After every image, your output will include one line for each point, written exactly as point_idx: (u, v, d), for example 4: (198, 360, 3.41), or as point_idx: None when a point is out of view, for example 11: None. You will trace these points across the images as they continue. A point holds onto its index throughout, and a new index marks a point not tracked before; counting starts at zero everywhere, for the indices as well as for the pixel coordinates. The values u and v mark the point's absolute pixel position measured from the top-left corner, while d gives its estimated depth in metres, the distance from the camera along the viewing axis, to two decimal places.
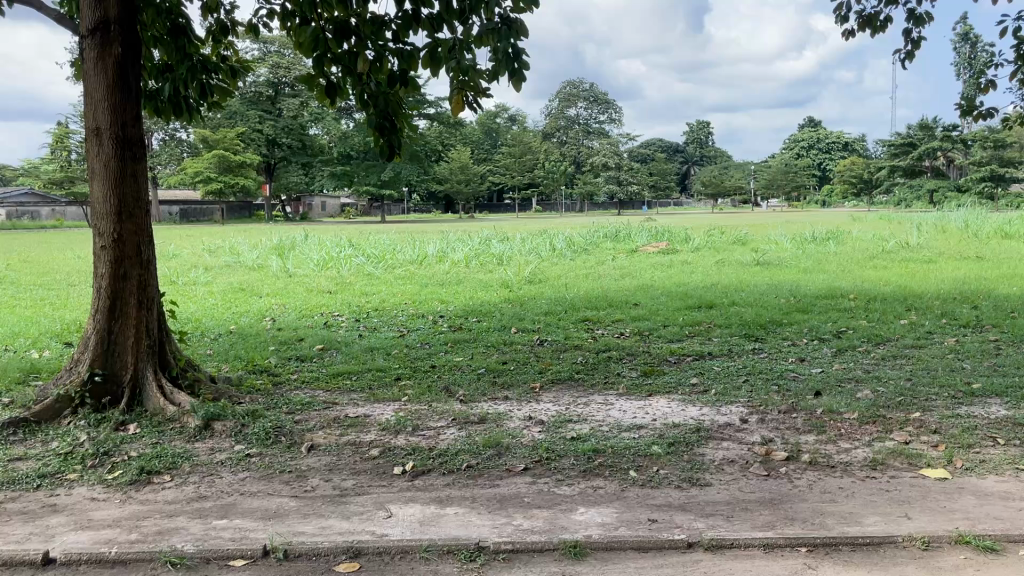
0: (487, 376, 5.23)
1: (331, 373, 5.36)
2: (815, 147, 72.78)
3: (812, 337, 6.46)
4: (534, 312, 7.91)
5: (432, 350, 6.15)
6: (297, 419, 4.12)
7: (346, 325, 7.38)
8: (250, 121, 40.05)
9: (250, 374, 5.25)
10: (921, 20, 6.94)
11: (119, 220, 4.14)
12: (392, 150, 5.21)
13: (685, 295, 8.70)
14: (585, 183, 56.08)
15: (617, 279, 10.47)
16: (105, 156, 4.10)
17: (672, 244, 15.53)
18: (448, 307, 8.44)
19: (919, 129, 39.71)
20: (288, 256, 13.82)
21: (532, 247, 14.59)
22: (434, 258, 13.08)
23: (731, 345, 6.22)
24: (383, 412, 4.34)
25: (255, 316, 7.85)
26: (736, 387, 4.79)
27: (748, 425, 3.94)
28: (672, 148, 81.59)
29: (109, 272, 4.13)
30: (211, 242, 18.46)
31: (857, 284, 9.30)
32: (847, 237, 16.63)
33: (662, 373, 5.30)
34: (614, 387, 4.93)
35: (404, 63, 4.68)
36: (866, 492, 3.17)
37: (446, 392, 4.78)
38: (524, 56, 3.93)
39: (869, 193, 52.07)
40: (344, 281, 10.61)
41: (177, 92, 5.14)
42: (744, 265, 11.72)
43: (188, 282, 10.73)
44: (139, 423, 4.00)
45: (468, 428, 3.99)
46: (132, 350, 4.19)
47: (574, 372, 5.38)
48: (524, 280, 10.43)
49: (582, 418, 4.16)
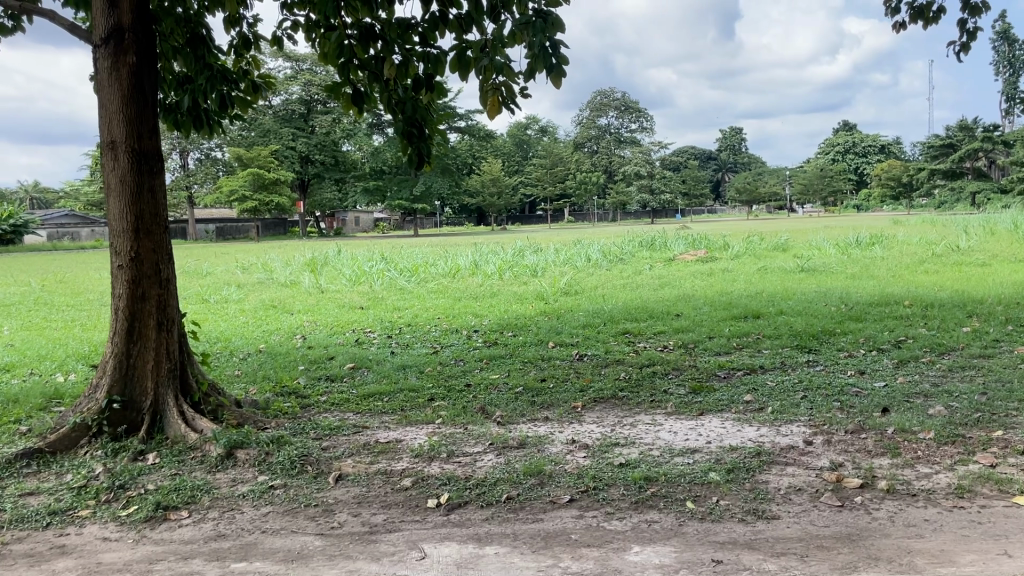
0: (525, 396, 4.94)
1: (362, 393, 5.11)
2: (850, 151, 71.57)
3: (870, 348, 6.08)
4: (571, 325, 7.61)
5: (467, 367, 5.88)
6: (325, 446, 3.86)
7: (378, 342, 7.14)
8: (283, 139, 40.33)
9: (277, 397, 5.01)
10: (977, 9, 6.55)
11: (136, 237, 3.93)
12: (422, 160, 4.93)
13: (729, 305, 8.33)
14: (617, 194, 55.62)
15: (657, 290, 10.13)
16: (120, 171, 3.90)
17: (711, 251, 15.11)
18: (482, 322, 8.17)
19: (959, 130, 38.63)
20: (321, 272, 13.68)
21: (567, 257, 14.28)
22: (467, 271, 12.84)
23: (783, 358, 5.86)
24: (416, 437, 4.06)
25: (285, 334, 7.66)
26: (794, 404, 4.45)
27: (814, 448, 3.60)
28: (704, 155, 80.84)
29: (127, 293, 3.94)
30: (245, 259, 18.45)
31: (910, 290, 8.86)
32: (892, 241, 16.09)
33: (712, 389, 4.96)
34: (662, 406, 4.61)
35: (429, 67, 4.40)
36: (956, 526, 2.82)
37: (483, 413, 4.50)
38: (562, 51, 3.63)
39: (909, 197, 50.84)
40: (377, 296, 10.40)
41: (196, 103, 4.93)
42: (787, 272, 11.32)
43: (220, 300, 10.60)
44: (158, 452, 3.77)
45: (506, 453, 3.70)
46: (152, 375, 3.98)
47: (618, 389, 5.07)
48: (559, 292, 10.13)
49: (629, 442, 3.85)
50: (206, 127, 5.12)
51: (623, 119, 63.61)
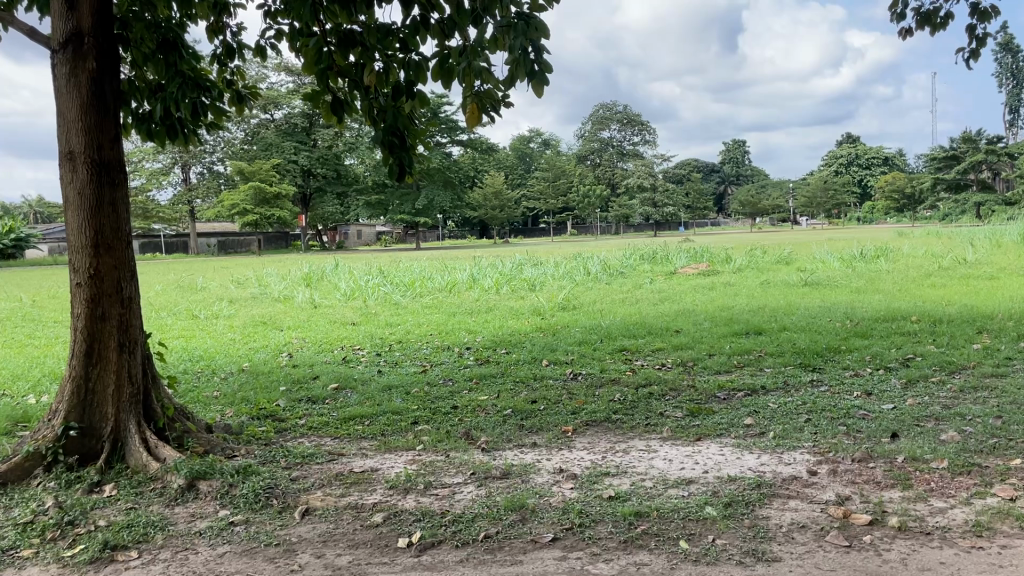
0: (513, 419, 4.68)
1: (342, 416, 4.86)
2: (853, 163, 71.38)
3: (877, 366, 5.82)
4: (567, 342, 7.36)
5: (455, 388, 5.62)
6: (294, 476, 3.61)
7: (366, 360, 6.89)
8: (285, 152, 40.22)
9: (252, 421, 4.76)
10: (986, 14, 6.33)
11: (95, 253, 3.70)
12: (403, 171, 4.43)
13: (731, 321, 8.07)
14: (620, 207, 55.41)
15: (656, 304, 9.88)
16: (78, 183, 3.67)
17: (714, 264, 14.88)
18: (475, 338, 7.92)
19: (963, 142, 38.34)
20: (317, 287, 13.46)
21: (567, 271, 14.06)
22: (465, 285, 12.62)
23: (785, 377, 5.59)
24: (393, 465, 3.81)
25: (272, 351, 7.41)
26: (797, 429, 4.20)
27: (818, 479, 3.34)
28: (707, 168, 80.74)
29: (85, 313, 3.70)
30: (242, 274, 18.26)
31: (917, 305, 8.59)
32: (897, 254, 15.84)
33: (711, 412, 4.70)
34: (657, 430, 4.35)
35: (411, 73, 4.16)
36: (976, 569, 2.56)
37: (467, 439, 4.24)
38: (545, 56, 3.40)
39: (913, 210, 50.54)
40: (370, 312, 10.18)
41: (168, 112, 4.69)
42: (790, 286, 11.07)
43: (210, 316, 10.38)
44: (116, 483, 3.53)
45: (488, 484, 3.44)
46: (112, 400, 3.74)
47: (612, 411, 4.81)
48: (557, 307, 9.89)
49: (621, 471, 3.60)
50: (180, 138, 4.89)
51: (625, 132, 63.53)
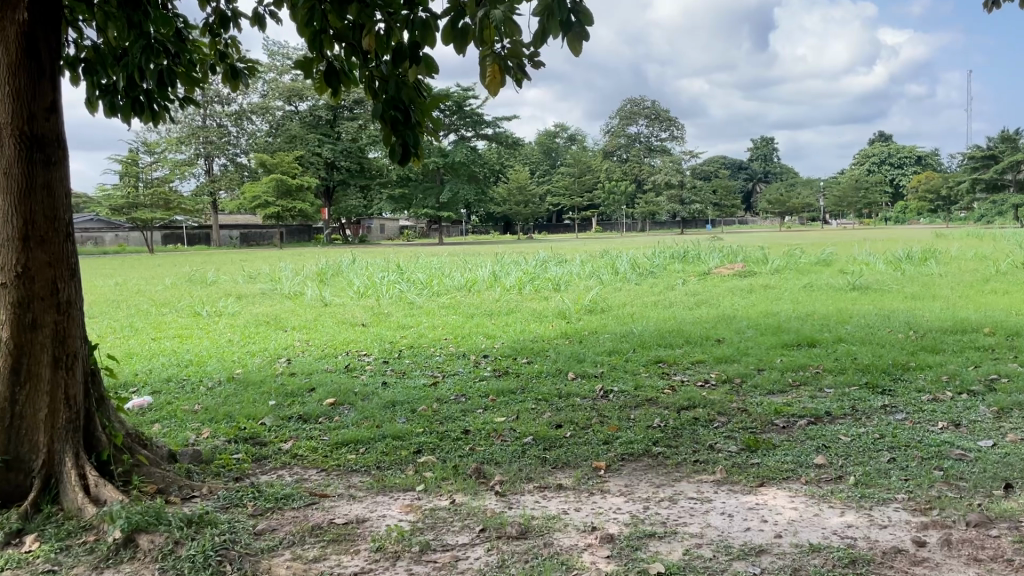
0: (535, 449, 3.94)
1: (334, 441, 4.15)
2: (885, 162, 69.65)
3: (958, 390, 5.01)
4: (595, 351, 6.61)
5: (468, 406, 4.89)
6: (259, 529, 2.88)
7: (371, 368, 6.19)
8: (309, 144, 39.72)
9: (228, 445, 4.06)
10: None
11: (25, 247, 3.00)
12: (408, 152, 3.70)
13: (778, 330, 7.27)
14: (647, 203, 54.33)
15: (691, 308, 9.11)
16: (5, 160, 2.97)
17: (748, 265, 14.01)
18: (493, 344, 7.19)
19: (1000, 141, 36.68)
20: (330, 283, 12.82)
21: (593, 270, 13.29)
22: (485, 283, 11.90)
23: (852, 401, 4.78)
24: (386, 514, 3.07)
25: (269, 356, 6.72)
26: (884, 475, 3.42)
27: (929, 554, 2.57)
28: (734, 166, 79.56)
29: (10, 320, 3.00)
30: (258, 267, 17.71)
31: (986, 315, 7.72)
32: (945, 256, 14.91)
33: (771, 446, 3.93)
34: (708, 469, 3.60)
35: (415, 34, 3.37)
36: None
37: (477, 476, 3.52)
38: (581, 2, 2.63)
39: (948, 209, 48.83)
40: (383, 311, 9.50)
41: (132, 81, 3.97)
42: (836, 290, 10.23)
43: (214, 314, 9.74)
44: (41, 533, 2.86)
45: (500, 548, 2.71)
46: (45, 427, 3.04)
47: (652, 442, 4.05)
48: (583, 309, 9.15)
49: (669, 532, 2.85)
50: (149, 113, 4.18)
51: (653, 128, 62.45)
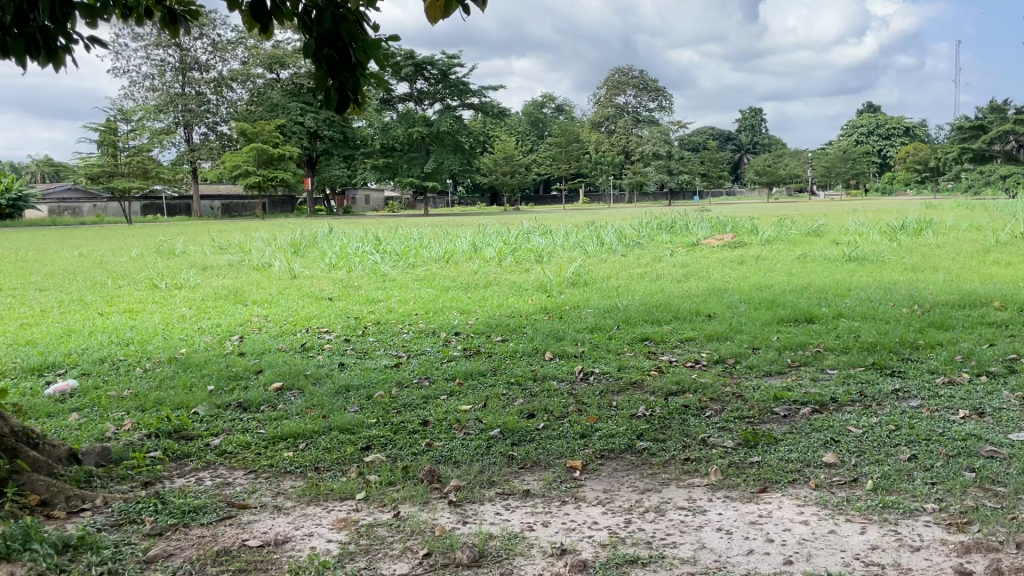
0: (501, 445, 3.41)
1: (271, 435, 3.61)
2: (874, 133, 69.01)
3: (976, 372, 4.51)
4: (576, 327, 6.08)
5: (430, 391, 4.35)
6: (151, 556, 2.34)
7: (330, 347, 5.66)
8: (291, 113, 38.77)
9: (146, 442, 3.50)
10: None
11: None
12: (346, 98, 3.11)
13: (773, 304, 6.76)
14: (634, 174, 53.56)
15: (680, 280, 8.58)
16: None
17: (739, 235, 13.48)
18: (466, 320, 6.64)
19: (991, 111, 35.96)
20: (302, 255, 12.17)
21: (578, 241, 12.71)
22: (464, 255, 11.31)
23: (860, 386, 4.28)
24: (315, 532, 2.54)
25: (220, 333, 6.17)
26: (908, 479, 2.92)
27: None
28: (722, 136, 78.61)
29: None
30: (231, 238, 16.98)
31: (994, 288, 7.23)
32: (942, 227, 14.42)
33: (772, 440, 3.41)
34: (700, 471, 3.08)
35: None
36: None
37: (429, 480, 2.99)
38: None
39: (937, 180, 48.29)
40: (352, 284, 8.92)
41: (23, 14, 3.32)
42: (832, 261, 9.72)
43: (172, 287, 9.13)
44: None
45: None
46: None
47: (636, 435, 3.54)
48: (565, 282, 8.61)
49: (655, 556, 2.33)
50: (46, 55, 3.50)
51: (641, 98, 61.39)
